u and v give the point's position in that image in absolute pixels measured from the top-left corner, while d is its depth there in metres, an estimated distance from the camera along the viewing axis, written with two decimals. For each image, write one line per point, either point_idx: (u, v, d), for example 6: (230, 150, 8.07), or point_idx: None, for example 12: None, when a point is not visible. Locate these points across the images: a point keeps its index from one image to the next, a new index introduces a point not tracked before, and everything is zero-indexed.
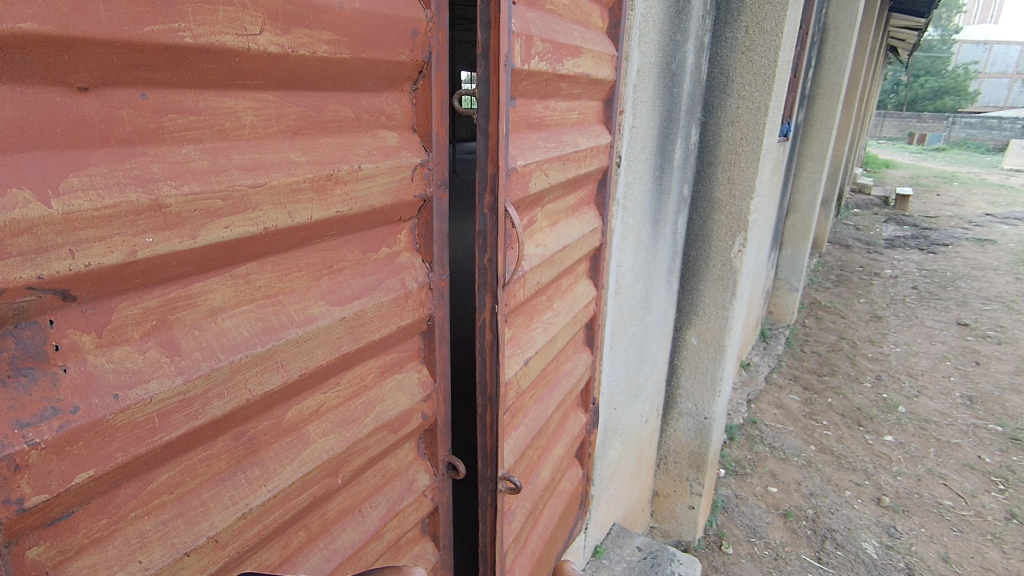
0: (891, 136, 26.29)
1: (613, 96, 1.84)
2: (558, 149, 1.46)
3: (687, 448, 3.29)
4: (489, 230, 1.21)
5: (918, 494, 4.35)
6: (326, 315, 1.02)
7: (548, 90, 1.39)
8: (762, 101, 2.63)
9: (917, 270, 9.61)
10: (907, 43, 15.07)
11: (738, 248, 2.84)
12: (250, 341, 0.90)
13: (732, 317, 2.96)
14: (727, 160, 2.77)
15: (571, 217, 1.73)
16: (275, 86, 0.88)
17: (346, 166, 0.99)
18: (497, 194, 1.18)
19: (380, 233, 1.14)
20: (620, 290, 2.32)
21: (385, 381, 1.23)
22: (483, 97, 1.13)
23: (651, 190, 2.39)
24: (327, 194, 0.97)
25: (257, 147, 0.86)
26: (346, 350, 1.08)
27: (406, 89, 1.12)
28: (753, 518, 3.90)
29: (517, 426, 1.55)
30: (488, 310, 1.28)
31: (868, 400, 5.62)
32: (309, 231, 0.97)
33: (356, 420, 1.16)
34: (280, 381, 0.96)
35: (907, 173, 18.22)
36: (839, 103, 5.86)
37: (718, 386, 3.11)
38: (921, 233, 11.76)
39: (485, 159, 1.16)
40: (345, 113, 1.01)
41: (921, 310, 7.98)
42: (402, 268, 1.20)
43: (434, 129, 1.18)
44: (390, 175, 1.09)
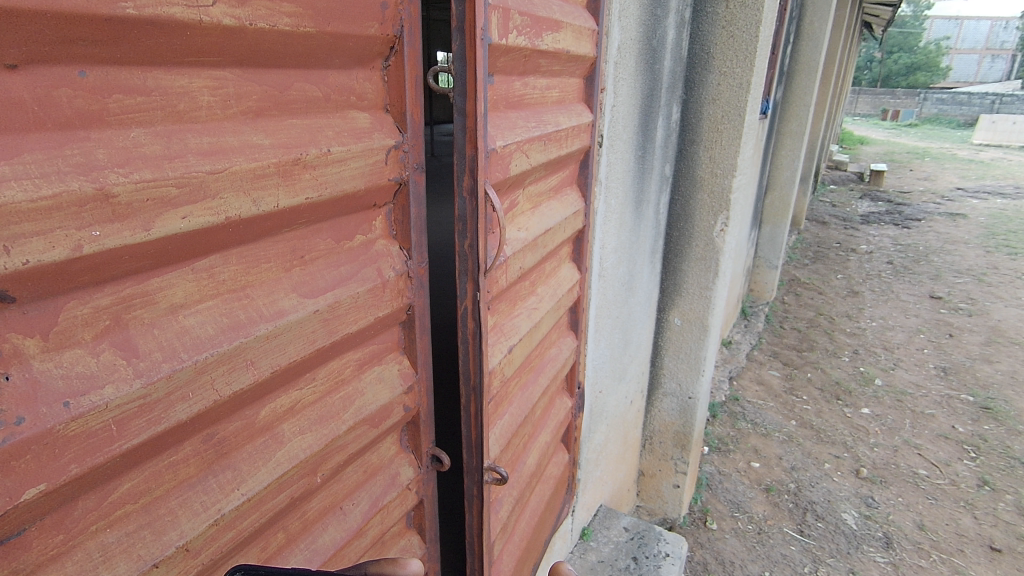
0: (866, 113, 26.59)
1: (594, 73, 1.78)
2: (539, 129, 1.40)
3: (671, 428, 3.31)
4: (469, 215, 1.16)
5: (894, 465, 4.46)
6: (298, 308, 0.97)
7: (527, 67, 1.33)
8: (744, 77, 2.58)
9: (892, 245, 9.78)
10: (881, 19, 15.16)
11: (720, 227, 2.82)
12: (215, 338, 0.84)
13: (715, 297, 2.95)
14: (709, 138, 2.73)
15: (553, 199, 1.69)
16: (234, 63, 0.81)
17: (314, 149, 0.93)
18: (476, 177, 1.12)
19: (353, 221, 1.09)
20: (603, 272, 2.29)
21: (364, 374, 1.19)
22: (460, 74, 1.06)
23: (633, 170, 2.35)
24: (294, 179, 0.91)
25: (214, 130, 0.80)
26: (321, 345, 1.03)
27: (377, 67, 1.05)
28: (736, 494, 3.97)
29: (503, 415, 1.52)
30: (469, 299, 1.23)
31: (846, 374, 5.72)
32: (275, 220, 0.91)
33: (333, 416, 1.11)
34: (250, 380, 0.90)
35: (881, 149, 18.47)
36: (817, 79, 5.86)
37: (701, 365, 3.12)
38: (895, 208, 11.94)
39: (463, 141, 1.11)
40: (312, 92, 0.94)
41: (897, 284, 8.12)
42: (378, 256, 1.15)
43: (408, 109, 1.11)
44: (362, 158, 1.02)
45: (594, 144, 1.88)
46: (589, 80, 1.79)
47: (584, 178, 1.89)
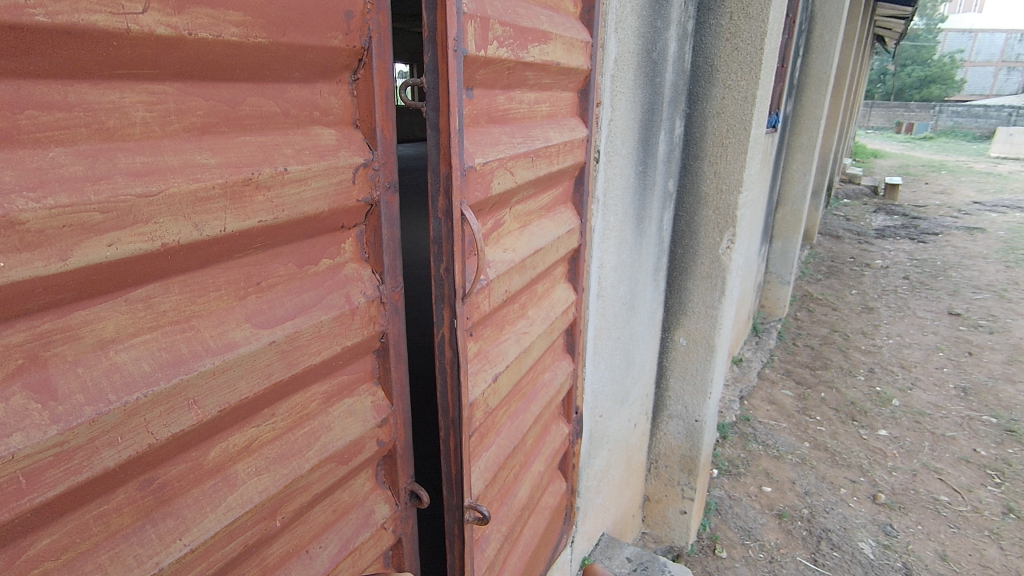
0: (879, 126, 26.35)
1: (588, 87, 1.72)
2: (525, 145, 1.33)
3: (677, 452, 3.19)
4: (445, 238, 1.08)
5: (913, 490, 4.28)
6: (251, 340, 0.89)
7: (511, 80, 1.26)
8: (749, 90, 2.50)
9: (908, 260, 9.57)
10: (893, 32, 15.06)
11: (726, 244, 2.73)
12: (150, 376, 0.77)
13: (721, 317, 2.85)
14: (713, 153, 2.65)
15: (545, 218, 1.61)
16: (173, 76, 0.75)
17: (268, 169, 0.86)
18: (451, 197, 1.05)
19: (318, 244, 1.01)
20: (602, 292, 2.20)
21: (332, 407, 1.11)
22: (432, 88, 0.99)
23: (633, 186, 2.27)
24: (245, 202, 0.84)
25: (149, 149, 0.73)
26: (278, 379, 0.95)
27: (344, 80, 0.99)
28: (747, 520, 3.81)
29: (488, 447, 1.43)
30: (446, 327, 1.15)
31: (862, 394, 5.55)
32: (224, 245, 0.84)
33: (295, 454, 1.03)
34: (193, 420, 0.83)
35: (896, 162, 18.24)
36: (828, 92, 5.76)
37: (708, 387, 3.00)
38: (911, 222, 11.73)
39: (437, 159, 1.04)
40: (268, 107, 0.88)
41: (913, 300, 7.92)
42: (347, 281, 1.07)
43: (378, 125, 1.04)
44: (324, 177, 0.95)
45: (590, 159, 1.81)
46: (583, 94, 1.72)
47: (579, 194, 1.81)
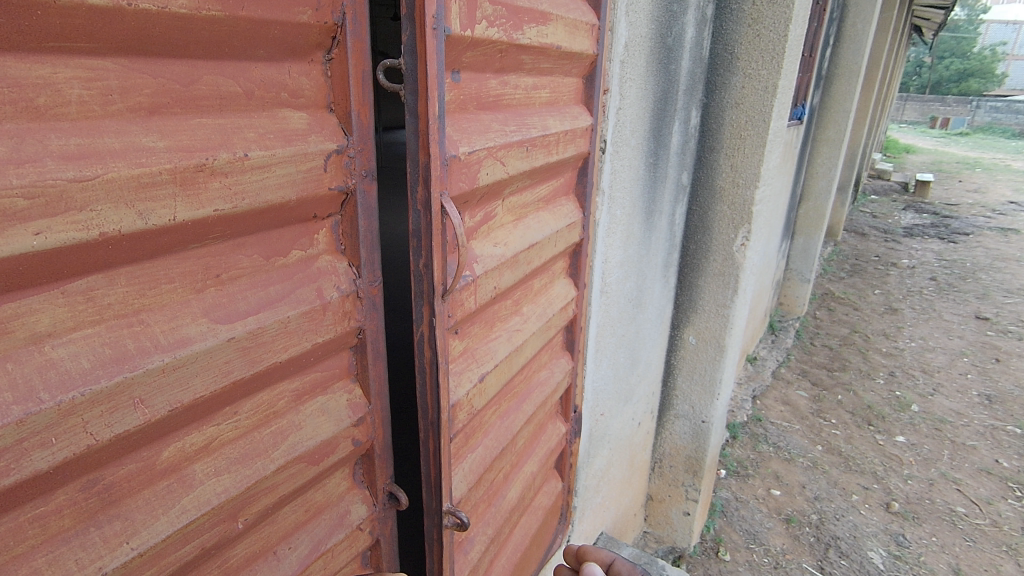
0: (913, 120, 25.52)
1: (594, 73, 1.62)
2: (519, 134, 1.26)
3: (683, 452, 3.11)
4: (423, 231, 1.02)
5: (929, 500, 4.15)
6: (208, 336, 0.84)
7: (504, 63, 1.19)
8: (771, 80, 2.38)
9: (936, 260, 9.26)
10: (932, 23, 14.50)
11: (741, 241, 2.61)
12: (90, 373, 0.72)
13: (733, 316, 2.75)
14: (730, 145, 2.53)
15: (543, 211, 1.53)
16: (113, 51, 0.69)
17: (224, 154, 0.80)
18: (430, 188, 0.98)
19: (287, 234, 0.96)
20: (606, 288, 2.12)
21: (303, 406, 1.06)
22: (412, 70, 0.93)
23: (643, 178, 2.17)
24: (198, 189, 0.78)
25: (86, 130, 0.68)
26: (239, 377, 0.89)
27: (316, 60, 0.92)
28: (753, 524, 3.73)
29: (474, 448, 1.37)
30: (426, 326, 1.09)
31: (880, 398, 5.39)
32: (177, 235, 0.78)
33: (260, 454, 0.98)
34: (140, 420, 0.78)
35: (929, 158, 17.65)
36: (858, 84, 5.54)
37: (716, 388, 2.91)
38: (941, 222, 11.35)
39: (416, 147, 0.97)
40: (228, 87, 0.81)
41: (939, 303, 7.67)
42: (320, 274, 1.01)
43: (354, 108, 0.97)
44: (291, 164, 0.89)
45: (595, 149, 1.72)
46: (588, 79, 1.63)
47: (581, 185, 1.73)
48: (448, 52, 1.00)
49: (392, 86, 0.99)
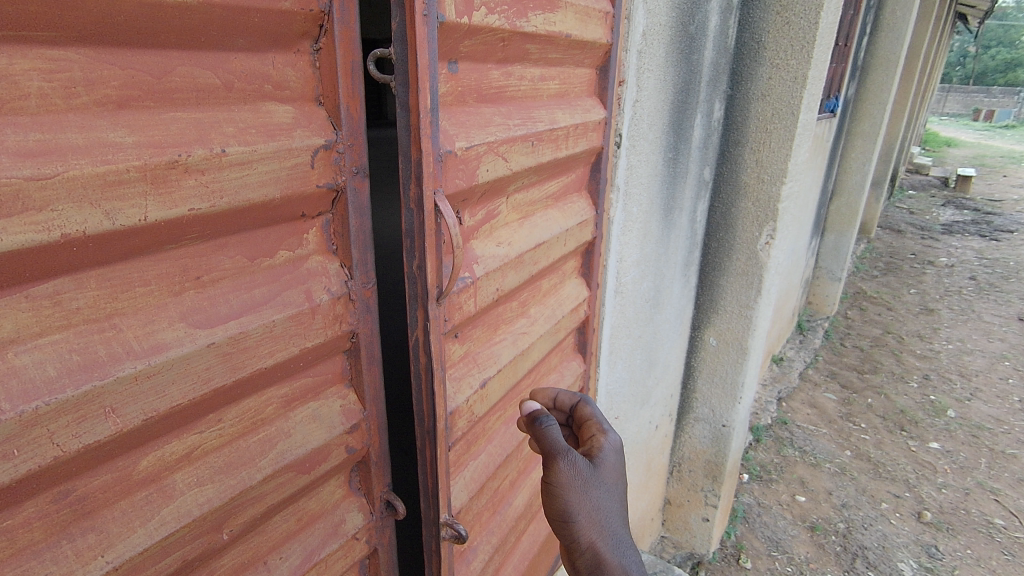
0: (954, 113, 24.55)
1: (609, 63, 1.55)
2: (523, 128, 1.19)
3: (702, 457, 3.02)
4: (416, 231, 0.97)
5: (964, 511, 3.97)
6: (185, 342, 0.80)
7: (508, 53, 1.12)
8: (800, 70, 2.26)
9: (976, 259, 8.88)
10: (976, 10, 13.89)
11: (766, 240, 2.50)
12: (56, 381, 0.69)
13: (756, 317, 2.64)
14: (756, 139, 2.42)
15: (552, 209, 1.46)
16: (79, 41, 0.66)
17: (200, 150, 0.76)
18: (422, 185, 0.93)
19: (273, 234, 0.91)
20: (621, 288, 2.05)
21: (293, 412, 1.02)
22: (402, 60, 0.88)
23: (662, 173, 2.08)
24: (172, 186, 0.74)
25: (48, 125, 0.64)
26: (220, 384, 0.86)
27: (303, 50, 0.88)
28: (776, 531, 3.61)
29: (476, 456, 1.32)
30: (421, 330, 1.04)
31: (913, 402, 5.18)
32: (150, 236, 0.74)
33: (246, 463, 0.94)
34: (111, 429, 0.74)
35: (971, 152, 16.94)
36: (896, 74, 5.30)
37: (738, 391, 2.80)
38: (983, 218, 10.88)
39: (408, 141, 0.92)
40: (206, 79, 0.77)
41: (979, 303, 7.35)
42: (309, 275, 0.97)
43: (344, 101, 0.93)
44: (275, 160, 0.85)
45: (609, 142, 1.64)
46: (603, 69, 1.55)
47: (594, 181, 1.66)
48: (442, 40, 0.94)
49: (383, 77, 0.94)
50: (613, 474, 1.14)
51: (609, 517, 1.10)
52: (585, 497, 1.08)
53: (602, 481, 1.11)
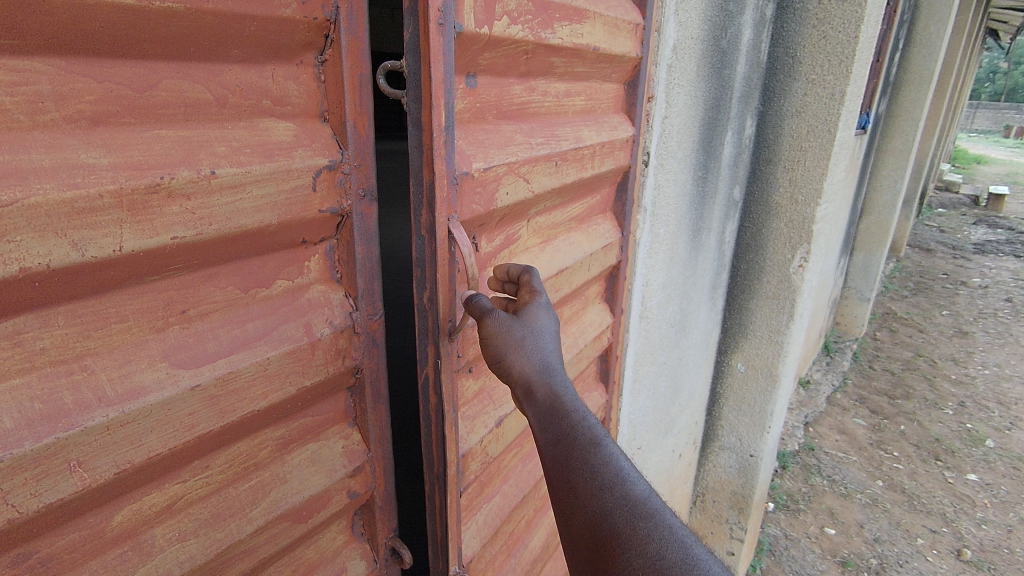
0: (983, 129, 23.99)
1: (637, 78, 1.45)
2: (547, 147, 1.10)
3: (727, 488, 2.86)
4: (428, 260, 0.88)
5: (1007, 549, 3.73)
6: (166, 386, 0.72)
7: (531, 66, 1.04)
8: (837, 85, 2.14)
9: (1011, 280, 8.56)
10: (1008, 26, 13.58)
11: (799, 262, 2.37)
12: (15, 433, 0.61)
13: (788, 343, 2.49)
14: (790, 157, 2.30)
15: (575, 231, 1.37)
16: (51, 51, 0.58)
17: (186, 172, 0.68)
18: (435, 211, 0.85)
19: (270, 263, 0.83)
20: (646, 312, 1.94)
21: (290, 455, 0.92)
22: (414, 74, 0.80)
23: (691, 192, 1.98)
24: (153, 214, 0.66)
25: (12, 146, 0.57)
26: (205, 431, 0.77)
27: (307, 61, 0.80)
28: (804, 566, 3.42)
29: (490, 498, 1.22)
30: (430, 367, 0.95)
31: (948, 431, 4.93)
32: (128, 267, 0.66)
33: (235, 514, 0.85)
34: (77, 484, 0.66)
35: (1003, 169, 16.48)
36: (930, 89, 5.12)
37: (768, 421, 2.65)
38: (1017, 237, 10.52)
39: (421, 163, 0.84)
40: (197, 93, 0.70)
41: (1016, 327, 7.05)
42: (310, 306, 0.89)
43: (350, 118, 0.84)
44: (271, 182, 0.77)
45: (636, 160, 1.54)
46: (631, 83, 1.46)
47: (619, 202, 1.55)
48: (460, 52, 0.86)
49: (394, 92, 0.86)
50: (545, 320, 0.92)
51: (541, 350, 0.90)
52: (508, 332, 0.88)
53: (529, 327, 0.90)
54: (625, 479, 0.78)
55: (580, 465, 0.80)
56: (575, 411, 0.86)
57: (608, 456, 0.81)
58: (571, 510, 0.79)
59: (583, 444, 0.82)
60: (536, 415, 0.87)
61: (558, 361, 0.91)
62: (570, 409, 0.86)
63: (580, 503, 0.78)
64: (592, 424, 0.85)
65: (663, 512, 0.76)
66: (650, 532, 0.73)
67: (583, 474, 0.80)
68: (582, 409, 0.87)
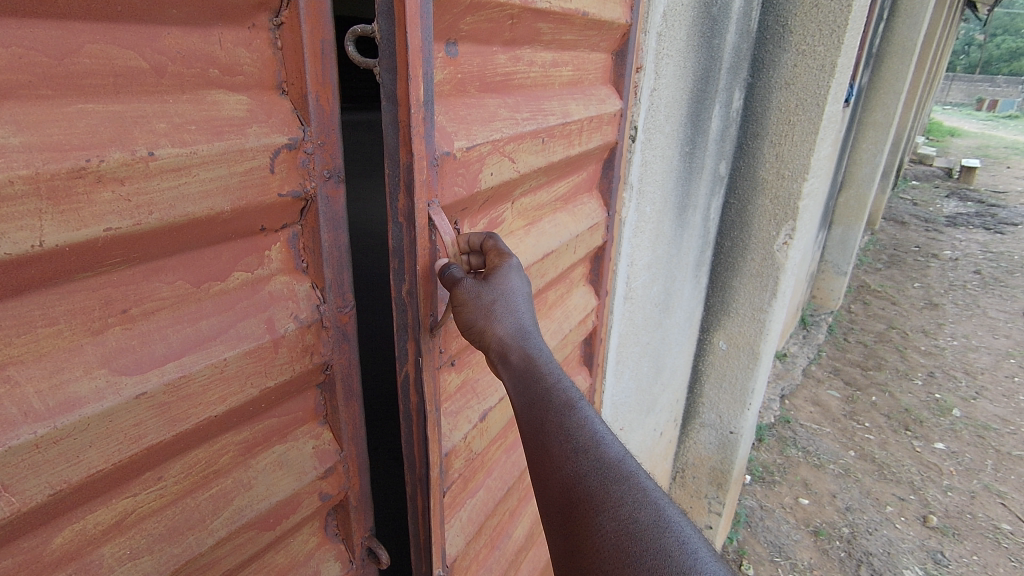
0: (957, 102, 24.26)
1: (626, 47, 1.36)
2: (533, 122, 1.02)
3: (707, 463, 2.88)
4: (406, 250, 0.81)
5: (970, 515, 3.87)
6: (107, 396, 0.64)
7: (517, 32, 0.95)
8: (828, 57, 2.07)
9: (980, 252, 8.75)
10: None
11: (783, 240, 2.34)
12: None
13: (770, 321, 2.48)
14: (777, 132, 2.24)
15: (561, 212, 1.29)
16: None
17: (118, 153, 0.59)
18: (413, 198, 0.77)
19: (225, 253, 0.74)
20: (630, 293, 1.89)
21: (255, 460, 0.86)
22: (388, 40, 0.71)
23: (678, 168, 1.91)
24: (79, 202, 0.57)
25: None
26: (154, 442, 0.69)
27: (261, 25, 0.70)
28: (779, 536, 3.50)
29: (473, 492, 1.17)
30: (410, 365, 0.88)
31: (918, 401, 5.07)
32: (53, 264, 0.58)
33: (194, 526, 0.78)
34: (4, 511, 0.58)
35: (974, 142, 16.72)
36: (912, 62, 5.08)
37: (748, 398, 2.65)
38: (987, 210, 10.73)
39: (396, 142, 0.76)
40: (131, 61, 0.60)
41: (984, 298, 7.22)
42: (272, 300, 0.81)
43: (312, 90, 0.75)
44: (222, 164, 0.68)
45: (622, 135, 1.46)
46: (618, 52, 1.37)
47: (605, 179, 1.48)
48: (439, 15, 0.77)
49: (365, 61, 0.77)
50: (514, 278, 0.85)
51: (515, 312, 0.84)
52: (475, 297, 0.82)
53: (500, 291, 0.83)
54: (600, 442, 0.74)
55: (554, 428, 0.76)
56: (549, 374, 0.82)
57: (582, 418, 0.77)
58: (544, 475, 0.75)
59: (558, 407, 0.78)
60: (510, 381, 0.83)
61: (531, 321, 0.86)
62: (544, 371, 0.82)
63: (554, 465, 0.74)
64: (567, 386, 0.81)
65: (637, 473, 0.71)
66: (623, 493, 0.69)
67: (557, 437, 0.76)
68: (556, 370, 0.83)
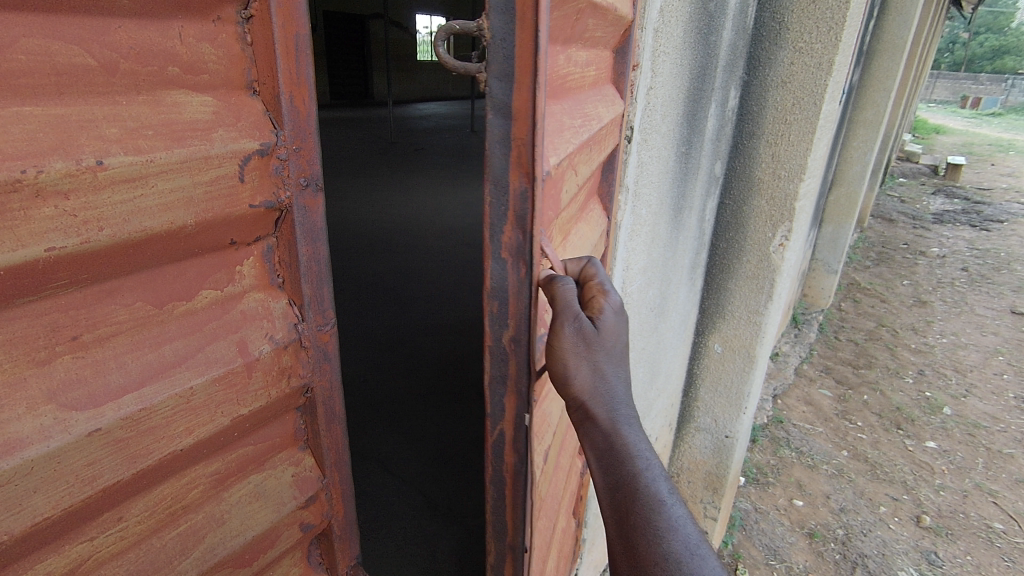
0: (942, 100, 24.50)
1: (627, 43, 1.31)
2: (585, 129, 1.05)
3: (702, 468, 2.84)
4: (512, 286, 0.86)
5: (963, 514, 3.87)
6: (52, 436, 0.57)
7: (574, 31, 0.97)
8: (826, 54, 2.02)
9: (967, 249, 8.81)
10: None
11: (779, 241, 2.30)
12: None
13: (766, 324, 2.44)
14: (773, 131, 2.19)
15: (581, 222, 1.25)
16: None
17: (60, 163, 0.52)
18: (528, 234, 0.82)
19: (190, 271, 0.67)
20: (627, 298, 1.84)
21: (230, 492, 0.79)
22: (508, 53, 0.75)
23: (674, 170, 1.86)
24: (13, 217, 0.50)
25: None
26: (109, 482, 0.62)
27: (227, 17, 0.64)
28: (773, 538, 3.47)
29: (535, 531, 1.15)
30: (510, 414, 0.95)
31: (909, 399, 5.07)
32: None
33: (161, 568, 0.72)
34: None
35: (959, 139, 16.88)
36: (903, 60, 5.07)
37: (744, 402, 2.61)
38: (972, 207, 10.82)
39: (509, 158, 0.79)
40: (76, 58, 0.53)
41: (972, 295, 7.27)
42: (244, 320, 0.74)
43: (284, 91, 0.69)
44: (185, 174, 0.61)
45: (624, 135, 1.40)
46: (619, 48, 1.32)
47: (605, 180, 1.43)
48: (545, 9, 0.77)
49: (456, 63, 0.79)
50: (619, 337, 0.93)
51: (611, 379, 0.93)
52: (576, 348, 0.90)
53: (603, 346, 0.91)
54: (692, 552, 0.84)
55: (644, 525, 0.86)
56: (638, 458, 0.92)
57: (671, 520, 0.87)
58: (632, 567, 0.85)
59: (649, 503, 0.88)
60: (600, 450, 0.93)
61: (626, 395, 0.95)
62: (634, 456, 0.92)
63: (645, 564, 0.84)
64: (654, 476, 0.91)
65: None
66: None
67: (647, 533, 0.86)
68: (642, 454, 0.93)
